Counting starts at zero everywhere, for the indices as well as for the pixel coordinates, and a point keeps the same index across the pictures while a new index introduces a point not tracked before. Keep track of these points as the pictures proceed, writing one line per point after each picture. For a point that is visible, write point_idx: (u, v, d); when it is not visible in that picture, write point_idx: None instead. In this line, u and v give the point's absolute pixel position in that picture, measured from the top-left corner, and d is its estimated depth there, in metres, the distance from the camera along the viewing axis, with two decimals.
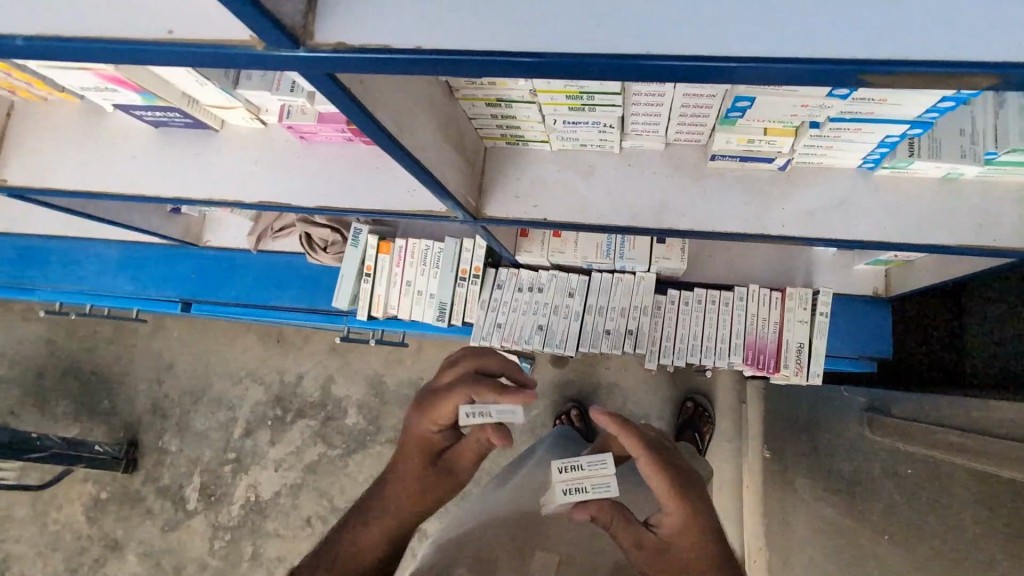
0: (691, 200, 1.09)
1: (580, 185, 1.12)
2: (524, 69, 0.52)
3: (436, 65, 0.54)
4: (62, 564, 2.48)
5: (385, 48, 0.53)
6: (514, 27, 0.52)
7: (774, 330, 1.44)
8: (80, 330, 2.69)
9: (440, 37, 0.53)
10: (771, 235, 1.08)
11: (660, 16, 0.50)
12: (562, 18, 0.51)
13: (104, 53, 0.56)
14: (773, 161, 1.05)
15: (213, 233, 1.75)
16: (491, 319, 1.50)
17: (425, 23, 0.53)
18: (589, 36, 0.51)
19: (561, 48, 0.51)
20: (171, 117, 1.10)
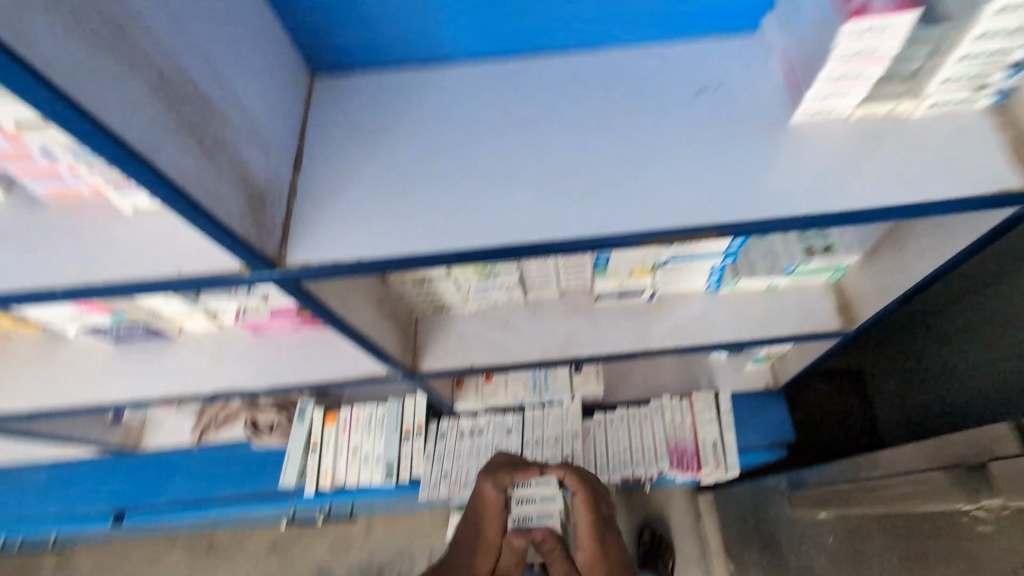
0: (589, 333, 1.35)
1: (498, 334, 1.35)
2: (432, 263, 0.77)
3: (378, 267, 0.76)
4: None
5: (336, 261, 0.74)
6: (429, 237, 0.77)
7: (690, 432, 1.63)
8: None
9: (379, 249, 0.76)
10: (655, 349, 1.34)
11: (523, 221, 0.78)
12: (457, 228, 0.78)
13: (116, 290, 0.72)
14: (642, 294, 1.35)
15: (153, 436, 1.76)
16: (437, 470, 1.58)
17: (367, 241, 0.76)
18: (479, 236, 0.77)
19: (458, 247, 0.76)
20: (134, 330, 1.25)
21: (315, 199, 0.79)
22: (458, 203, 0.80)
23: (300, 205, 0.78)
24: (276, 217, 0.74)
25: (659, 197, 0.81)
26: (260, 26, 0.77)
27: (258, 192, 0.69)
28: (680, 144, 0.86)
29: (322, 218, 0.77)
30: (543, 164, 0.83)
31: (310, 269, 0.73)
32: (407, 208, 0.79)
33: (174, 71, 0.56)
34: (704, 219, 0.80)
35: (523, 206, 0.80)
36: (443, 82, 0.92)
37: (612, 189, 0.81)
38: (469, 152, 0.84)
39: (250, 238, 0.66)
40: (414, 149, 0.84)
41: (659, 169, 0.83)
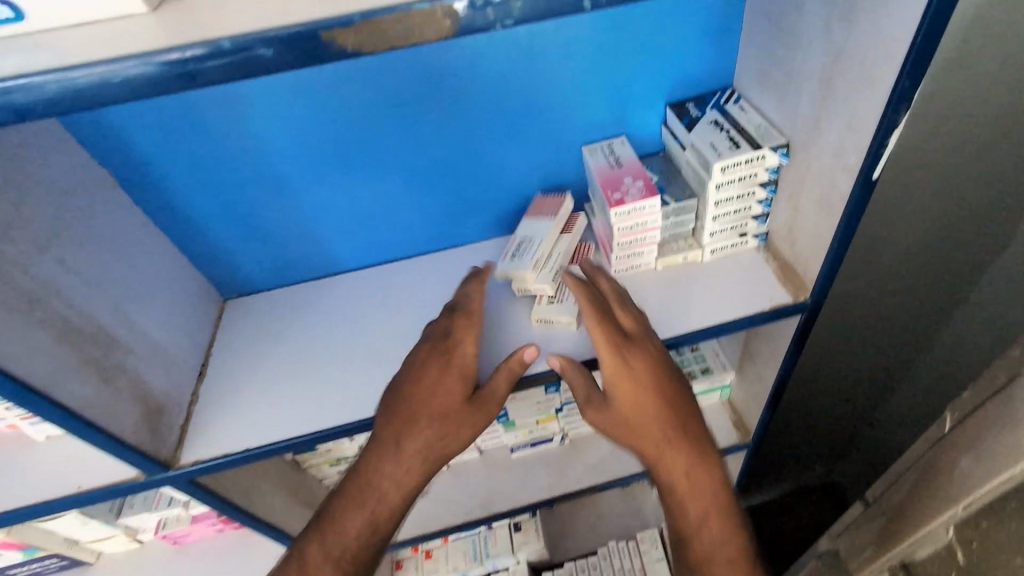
0: (508, 488, 1.42)
1: (422, 504, 1.40)
2: (312, 441, 0.90)
3: (267, 452, 0.89)
4: None
5: (225, 454, 0.87)
6: (316, 419, 0.92)
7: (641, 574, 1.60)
8: None
9: (270, 435, 0.90)
10: (572, 491, 1.42)
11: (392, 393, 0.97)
12: (338, 408, 0.93)
13: (20, 516, 0.79)
14: (553, 439, 1.45)
15: None
16: None
17: (260, 432, 0.91)
18: (357, 410, 0.93)
19: (335, 424, 0.91)
20: (47, 564, 1.23)
21: (212, 404, 0.93)
22: (338, 386, 0.96)
23: (199, 410, 0.92)
24: (173, 424, 0.86)
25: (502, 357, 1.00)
26: (171, 272, 0.95)
27: (156, 404, 0.82)
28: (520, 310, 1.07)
29: (218, 418, 0.91)
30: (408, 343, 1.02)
31: (202, 465, 0.85)
32: (294, 398, 0.94)
33: (83, 320, 0.73)
34: (541, 367, 0.98)
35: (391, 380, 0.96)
36: (332, 289, 1.14)
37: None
38: (348, 342, 1.03)
39: (144, 446, 0.77)
40: (302, 348, 1.03)
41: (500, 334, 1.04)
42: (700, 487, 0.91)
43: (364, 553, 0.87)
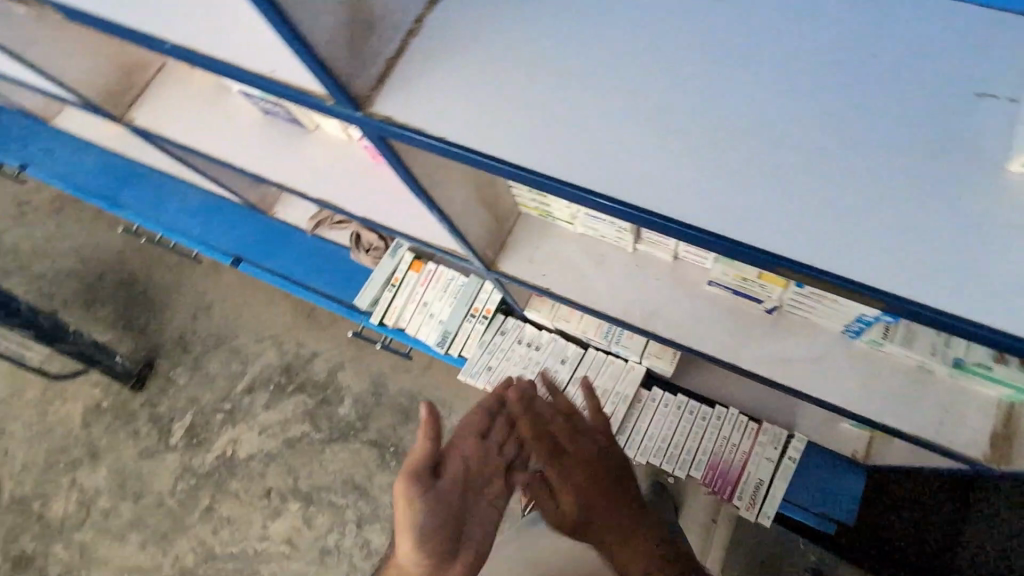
0: (681, 313, 1.20)
1: (587, 269, 1.26)
2: (500, 172, 0.71)
3: (454, 154, 0.72)
4: (97, 434, 3.12)
5: (411, 128, 0.72)
6: (523, 146, 0.71)
7: (738, 457, 1.51)
8: (180, 269, 3.46)
9: (465, 136, 0.71)
10: (741, 367, 1.15)
11: (619, 172, 0.69)
12: (580, 155, 0.70)
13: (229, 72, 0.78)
14: (762, 303, 1.13)
15: (283, 208, 2.04)
16: (485, 359, 1.67)
17: (454, 124, 0.72)
18: (570, 169, 0.70)
19: (560, 178, 0.69)
20: (279, 112, 1.36)
21: (425, 52, 0.75)
22: (598, 129, 0.71)
23: (409, 53, 0.75)
24: (374, 52, 0.74)
25: (855, 222, 0.64)
26: None
27: (363, 18, 0.71)
28: (886, 157, 0.65)
29: (427, 76, 0.74)
30: (726, 126, 0.69)
31: (391, 127, 0.72)
32: (539, 108, 0.72)
33: None
34: (834, 265, 0.63)
35: (685, 166, 0.69)
36: None
37: (736, 187, 0.67)
38: (635, 69, 0.72)
39: (333, 63, 0.69)
40: (576, 43, 0.74)
41: (812, 179, 0.66)
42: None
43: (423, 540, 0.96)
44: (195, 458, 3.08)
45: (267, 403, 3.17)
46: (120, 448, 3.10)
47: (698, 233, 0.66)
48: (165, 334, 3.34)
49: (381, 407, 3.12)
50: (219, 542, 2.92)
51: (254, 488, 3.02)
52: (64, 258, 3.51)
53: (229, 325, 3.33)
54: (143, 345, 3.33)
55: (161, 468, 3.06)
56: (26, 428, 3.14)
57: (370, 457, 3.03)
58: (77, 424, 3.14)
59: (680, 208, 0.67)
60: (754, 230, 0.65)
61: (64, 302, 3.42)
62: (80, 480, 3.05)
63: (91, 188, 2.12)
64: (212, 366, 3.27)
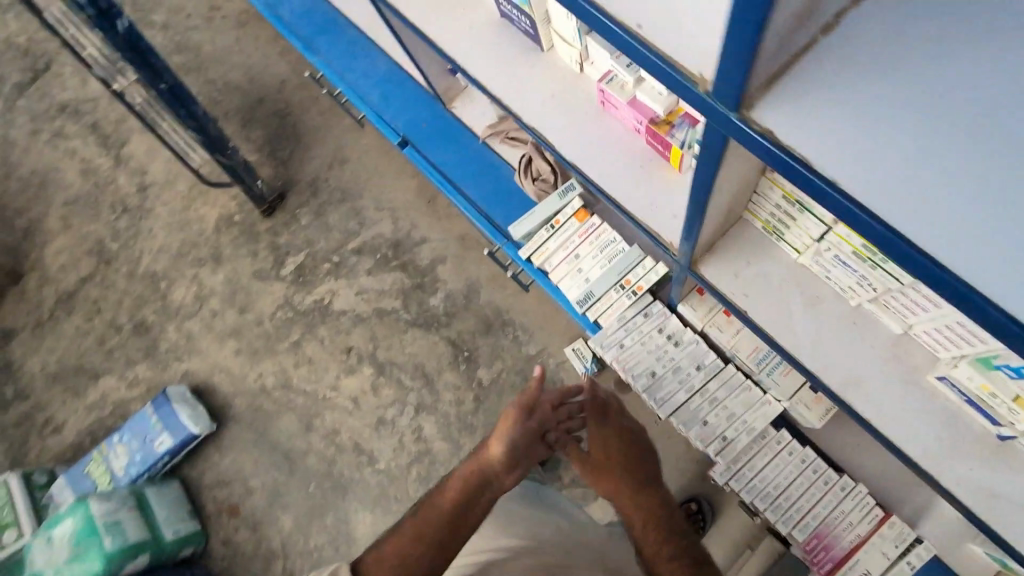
0: (887, 394, 1.04)
1: (796, 306, 1.11)
2: (833, 202, 0.65)
3: (792, 172, 0.66)
4: (225, 242, 3.41)
5: (780, 144, 0.66)
6: (872, 185, 0.63)
7: (849, 537, 1.41)
8: (328, 115, 3.53)
9: (815, 156, 0.65)
10: (935, 479, 1.01)
11: (978, 251, 0.59)
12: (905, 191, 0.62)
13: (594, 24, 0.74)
14: (998, 425, 0.96)
15: (462, 105, 1.99)
16: (621, 337, 1.57)
17: (808, 140, 0.66)
18: (920, 229, 0.61)
19: (896, 229, 0.61)
20: (521, 20, 1.29)
21: (806, 60, 0.68)
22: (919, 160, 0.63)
23: (801, 63, 0.68)
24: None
25: None
26: None
27: None
28: None
29: (801, 86, 0.68)
30: None
31: (762, 141, 0.66)
32: (872, 129, 0.65)
33: None
34: None
35: (980, 222, 0.60)
36: None
37: None
38: None
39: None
40: (973, 80, 0.62)
41: None
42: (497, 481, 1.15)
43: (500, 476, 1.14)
44: (298, 294, 3.29)
45: (370, 270, 3.28)
46: (239, 262, 3.37)
47: (955, 285, 0.59)
48: (301, 173, 3.48)
49: (469, 312, 3.12)
50: (295, 375, 3.14)
51: (337, 341, 3.18)
52: (233, 70, 3.65)
53: (357, 185, 3.41)
54: (280, 176, 3.50)
55: (268, 293, 3.30)
56: (171, 215, 3.47)
57: (445, 354, 3.08)
58: (211, 226, 3.44)
59: (969, 269, 0.59)
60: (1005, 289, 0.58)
61: (223, 111, 3.60)
62: (202, 276, 3.36)
63: (300, 29, 2.23)
64: (332, 217, 3.39)
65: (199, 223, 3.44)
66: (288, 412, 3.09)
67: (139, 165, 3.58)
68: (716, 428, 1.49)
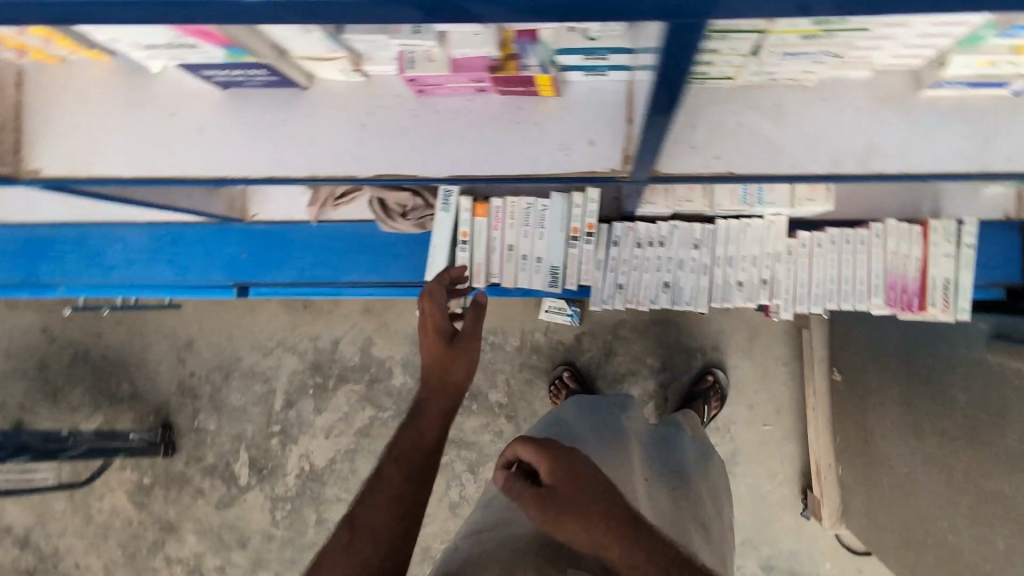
0: (900, 138, 0.94)
1: (766, 128, 0.95)
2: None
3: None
4: (165, 504, 3.00)
5: None
6: None
7: (915, 266, 1.39)
8: (128, 319, 3.00)
9: None
10: (994, 172, 0.93)
11: None
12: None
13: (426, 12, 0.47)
14: (1008, 86, 0.89)
15: (261, 205, 1.53)
16: (613, 281, 1.40)
17: None
18: None
19: None
20: (251, 75, 0.88)
21: None
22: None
23: None
24: None
25: None
26: None
27: None
28: None
29: None
30: None
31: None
32: None
33: None
34: None
35: None
36: None
37: None
38: None
39: None
40: None
41: None
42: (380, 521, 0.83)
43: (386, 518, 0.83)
44: (277, 484, 3.00)
45: (317, 407, 3.03)
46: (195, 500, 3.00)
47: None
48: (163, 389, 3.01)
49: None
50: None
51: (353, 483, 2.99)
52: None
53: (225, 349, 3.02)
54: (144, 408, 3.01)
55: (249, 510, 3.00)
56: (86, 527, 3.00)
57: None
58: (131, 509, 2.99)
59: None
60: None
61: (19, 406, 2.96)
62: (173, 553, 2.99)
63: (6, 274, 1.56)
64: (234, 397, 3.03)
65: (122, 507, 2.99)
66: None
67: (6, 525, 3.02)
68: (752, 279, 1.40)
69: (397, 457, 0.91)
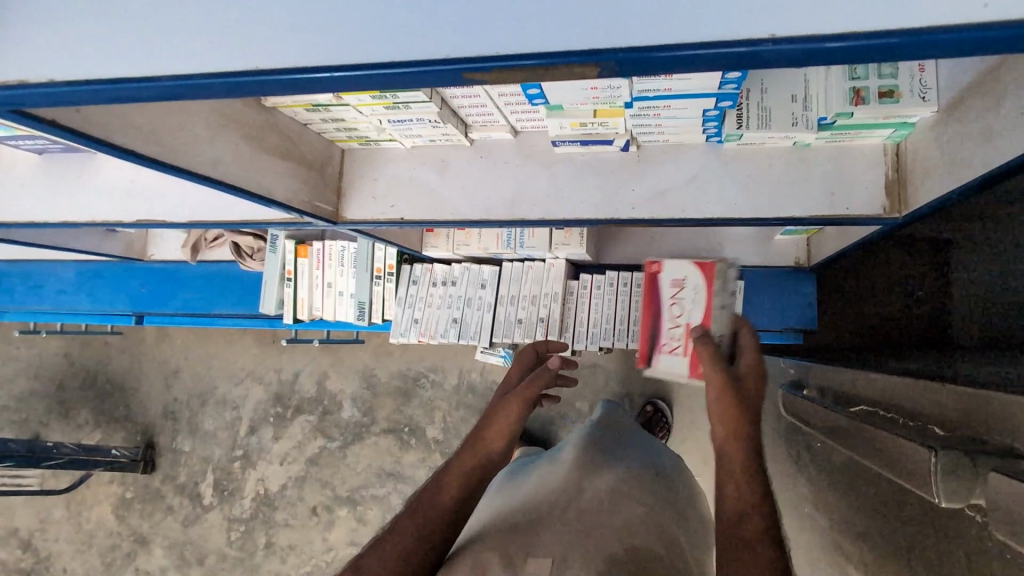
0: (541, 188, 1.10)
1: (434, 180, 1.14)
2: (146, 92, 0.53)
3: (95, 94, 0.54)
4: (140, 517, 3.33)
5: (78, 81, 0.54)
6: (153, 50, 0.53)
7: (680, 317, 0.98)
8: (126, 347, 3.39)
9: (89, 67, 0.54)
10: (623, 218, 1.08)
11: (305, 22, 0.51)
12: (194, 33, 0.52)
13: None
14: (613, 143, 1.03)
15: (156, 248, 1.87)
16: (409, 314, 1.60)
17: (60, 56, 0.54)
18: (232, 50, 0.52)
19: (210, 69, 0.52)
20: (43, 144, 1.16)
21: None
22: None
23: None
24: None
25: None
26: None
27: None
28: None
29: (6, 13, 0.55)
30: None
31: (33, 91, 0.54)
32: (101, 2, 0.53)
33: None
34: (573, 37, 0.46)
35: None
36: None
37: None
38: None
39: None
40: None
41: None
42: (420, 528, 0.91)
43: (425, 527, 0.91)
44: (234, 507, 3.26)
45: (275, 435, 3.28)
46: (166, 515, 3.31)
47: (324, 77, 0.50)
48: (148, 412, 3.36)
49: (380, 396, 3.20)
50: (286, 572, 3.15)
51: (300, 511, 3.19)
52: (18, 383, 3.42)
53: (204, 378, 3.36)
54: (134, 428, 3.36)
55: (210, 527, 3.27)
56: (76, 532, 3.38)
57: (391, 442, 3.14)
58: (114, 520, 3.35)
59: (309, 50, 0.50)
60: (353, 51, 0.49)
61: (33, 422, 3.38)
62: (143, 564, 3.30)
63: None
64: (207, 422, 3.34)
65: (107, 518, 3.36)
66: None
67: (13, 527, 3.45)
68: (530, 317, 1.54)
69: (414, 514, 0.93)
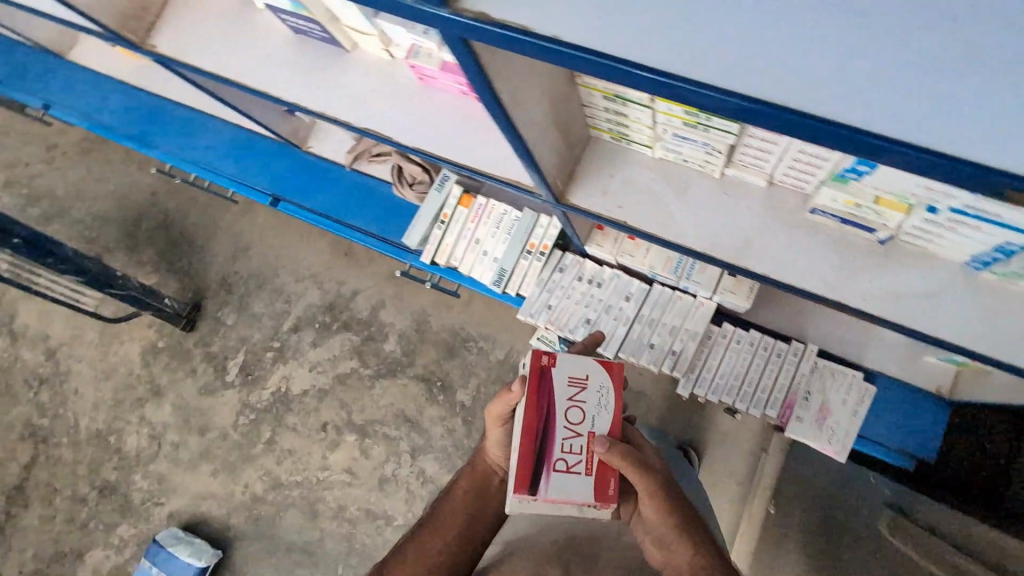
0: (775, 246, 1.08)
1: (669, 199, 1.13)
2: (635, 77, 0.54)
3: (585, 61, 0.55)
4: (164, 370, 3.41)
5: (578, 43, 0.55)
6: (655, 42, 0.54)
7: (576, 425, 1.02)
8: (208, 209, 3.43)
9: (591, 35, 0.55)
10: (849, 306, 1.05)
11: (817, 69, 0.50)
12: (702, 36, 0.53)
13: None
14: (874, 232, 1.02)
15: (316, 141, 1.88)
16: (545, 299, 1.59)
17: (567, 13, 0.55)
18: (734, 68, 0.52)
19: (714, 79, 0.51)
20: (311, 29, 1.17)
21: None
22: (719, 10, 0.53)
23: None
24: None
25: None
26: None
27: None
28: None
29: None
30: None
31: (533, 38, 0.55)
32: None
33: None
34: None
35: (770, 38, 0.52)
36: None
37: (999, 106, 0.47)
38: None
39: None
40: None
41: None
42: (419, 539, 1.08)
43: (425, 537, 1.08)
44: (254, 394, 3.32)
45: (315, 341, 3.33)
46: (188, 378, 3.39)
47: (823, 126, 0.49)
48: (207, 277, 3.41)
49: (426, 342, 3.23)
50: (282, 472, 3.21)
51: (312, 421, 3.25)
52: (98, 203, 3.43)
53: (269, 264, 3.39)
54: (188, 285, 3.41)
55: (225, 403, 3.34)
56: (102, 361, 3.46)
57: (420, 390, 3.19)
58: (139, 363, 3.44)
59: (813, 97, 0.50)
60: (866, 116, 0.48)
61: (101, 246, 3.40)
62: (150, 413, 3.38)
63: (117, 123, 1.94)
64: (257, 305, 3.39)
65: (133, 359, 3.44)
66: (289, 507, 3.16)
67: (45, 335, 3.51)
68: (663, 347, 1.53)
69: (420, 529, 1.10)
